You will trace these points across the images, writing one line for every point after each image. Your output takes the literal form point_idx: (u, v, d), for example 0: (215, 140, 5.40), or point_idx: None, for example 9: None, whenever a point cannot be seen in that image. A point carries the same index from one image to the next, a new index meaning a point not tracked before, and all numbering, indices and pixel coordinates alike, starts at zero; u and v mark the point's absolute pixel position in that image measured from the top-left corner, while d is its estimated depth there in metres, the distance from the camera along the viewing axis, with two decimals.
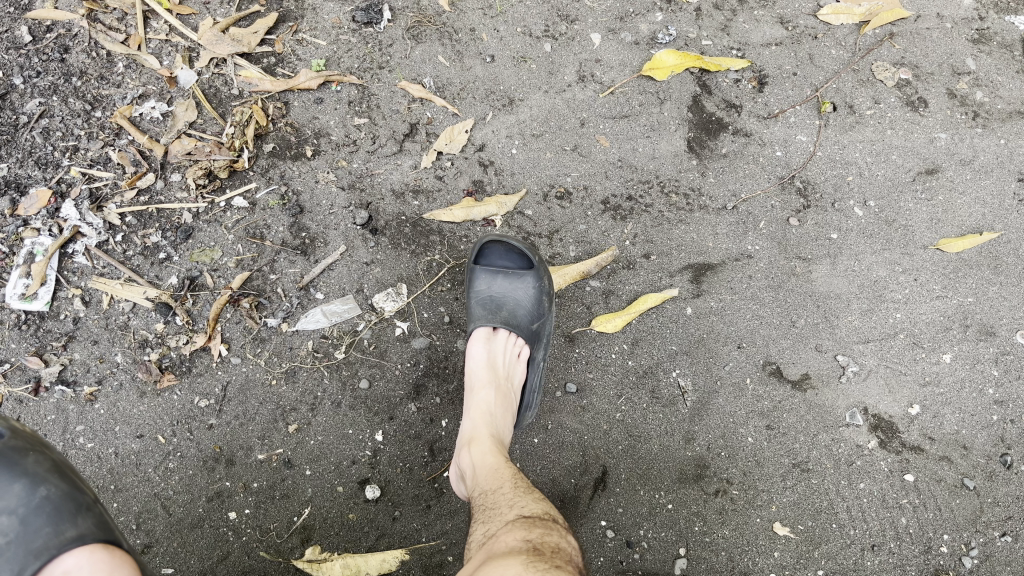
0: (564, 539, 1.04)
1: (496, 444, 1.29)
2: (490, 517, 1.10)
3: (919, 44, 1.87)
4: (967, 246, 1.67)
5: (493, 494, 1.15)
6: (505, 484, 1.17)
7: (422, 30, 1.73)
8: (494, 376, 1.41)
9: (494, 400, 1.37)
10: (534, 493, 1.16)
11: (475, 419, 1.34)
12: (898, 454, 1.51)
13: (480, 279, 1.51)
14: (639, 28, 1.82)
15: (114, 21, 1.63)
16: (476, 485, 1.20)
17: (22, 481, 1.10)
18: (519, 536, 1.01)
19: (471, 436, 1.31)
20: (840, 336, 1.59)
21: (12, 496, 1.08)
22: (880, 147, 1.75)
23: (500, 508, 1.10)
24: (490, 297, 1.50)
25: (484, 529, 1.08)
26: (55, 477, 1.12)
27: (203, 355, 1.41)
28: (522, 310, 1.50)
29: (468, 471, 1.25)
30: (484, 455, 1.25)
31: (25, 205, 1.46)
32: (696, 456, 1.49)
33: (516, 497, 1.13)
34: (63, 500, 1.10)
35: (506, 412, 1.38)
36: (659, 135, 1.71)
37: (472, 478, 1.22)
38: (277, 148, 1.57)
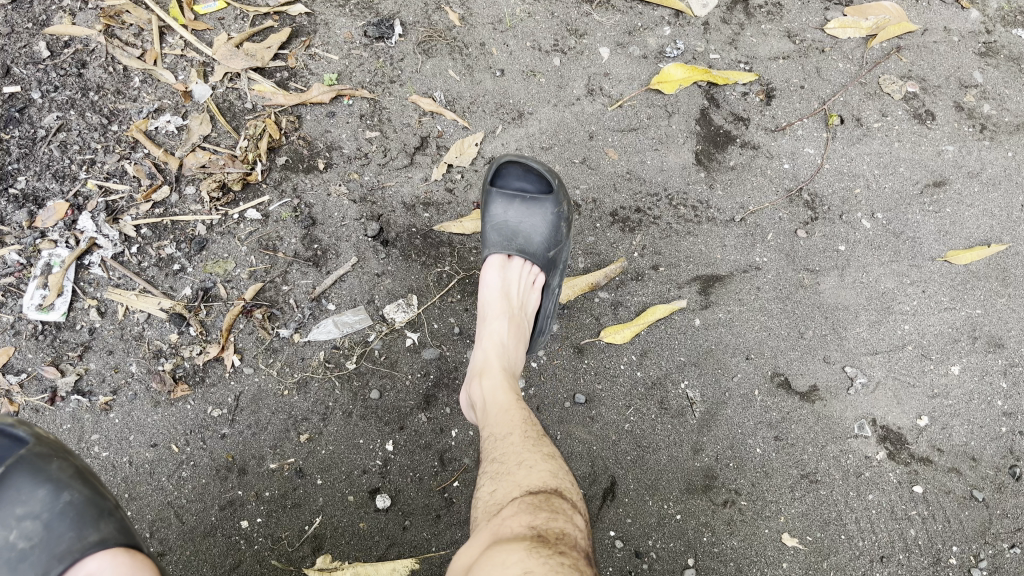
0: (570, 522, 1.03)
1: (507, 377, 1.32)
2: (498, 476, 1.12)
3: (926, 57, 1.88)
4: (975, 258, 1.68)
5: (502, 458, 1.15)
6: (515, 432, 1.20)
7: (433, 45, 1.76)
8: (507, 306, 1.43)
9: (506, 331, 1.40)
10: (543, 448, 1.17)
11: (488, 350, 1.37)
12: (907, 466, 1.51)
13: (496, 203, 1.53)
14: (648, 42, 1.84)
15: (131, 37, 1.66)
16: (487, 424, 1.24)
17: (46, 486, 1.12)
18: (524, 521, 1.00)
19: (482, 366, 1.34)
20: (848, 348, 1.59)
21: (35, 502, 1.10)
22: (888, 159, 1.76)
23: (509, 466, 1.13)
24: (505, 222, 1.52)
25: (492, 499, 1.09)
26: (77, 482, 1.14)
27: (216, 366, 1.43)
28: (538, 237, 1.51)
29: (479, 404, 1.29)
30: (495, 389, 1.28)
31: (43, 217, 1.48)
32: (705, 467, 1.49)
33: (524, 453, 1.15)
34: (85, 505, 1.12)
35: (518, 342, 1.41)
36: (667, 148, 1.72)
37: (483, 412, 1.26)
38: (290, 161, 1.60)
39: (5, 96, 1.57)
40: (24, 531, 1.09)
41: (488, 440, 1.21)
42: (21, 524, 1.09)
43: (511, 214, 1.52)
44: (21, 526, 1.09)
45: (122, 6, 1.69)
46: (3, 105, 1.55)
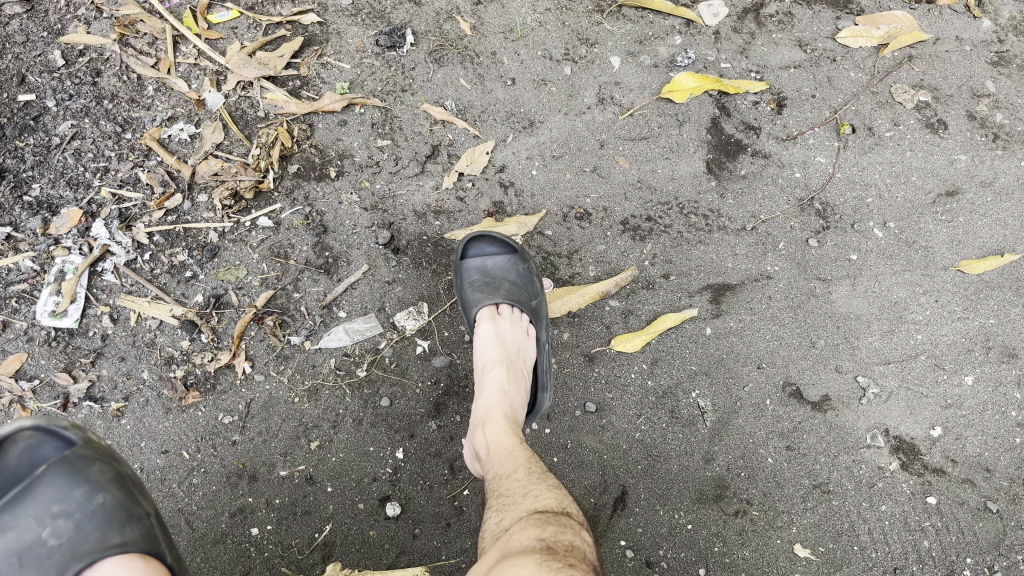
0: (578, 536, 1.04)
1: (510, 424, 1.30)
2: (504, 507, 1.11)
3: (938, 66, 1.88)
4: (988, 268, 1.67)
5: (508, 479, 1.16)
6: (520, 468, 1.18)
7: (444, 54, 1.76)
8: (505, 356, 1.41)
9: (505, 381, 1.37)
10: (548, 479, 1.16)
11: (489, 399, 1.35)
12: (920, 477, 1.50)
13: (469, 268, 1.53)
14: (658, 51, 1.84)
15: (145, 46, 1.68)
16: (491, 468, 1.21)
17: (82, 487, 1.14)
18: (532, 534, 1.01)
19: (485, 415, 1.32)
20: (860, 357, 1.58)
21: (70, 501, 1.13)
22: (899, 169, 1.76)
23: (514, 496, 1.11)
24: (484, 280, 1.51)
25: (499, 520, 1.10)
26: (114, 487, 1.16)
27: (227, 373, 1.43)
28: (520, 289, 1.51)
29: (482, 452, 1.26)
30: (499, 436, 1.25)
31: (56, 224, 1.49)
32: (716, 477, 1.48)
33: (529, 483, 1.13)
34: (117, 510, 1.14)
35: (518, 391, 1.38)
36: (678, 157, 1.72)
37: (488, 459, 1.23)
38: (302, 168, 1.60)
39: (20, 104, 1.58)
40: (56, 529, 1.11)
41: (492, 481, 1.19)
42: (54, 522, 1.11)
43: (488, 271, 1.52)
44: (54, 523, 1.11)
45: (136, 15, 1.71)
46: (18, 113, 1.57)
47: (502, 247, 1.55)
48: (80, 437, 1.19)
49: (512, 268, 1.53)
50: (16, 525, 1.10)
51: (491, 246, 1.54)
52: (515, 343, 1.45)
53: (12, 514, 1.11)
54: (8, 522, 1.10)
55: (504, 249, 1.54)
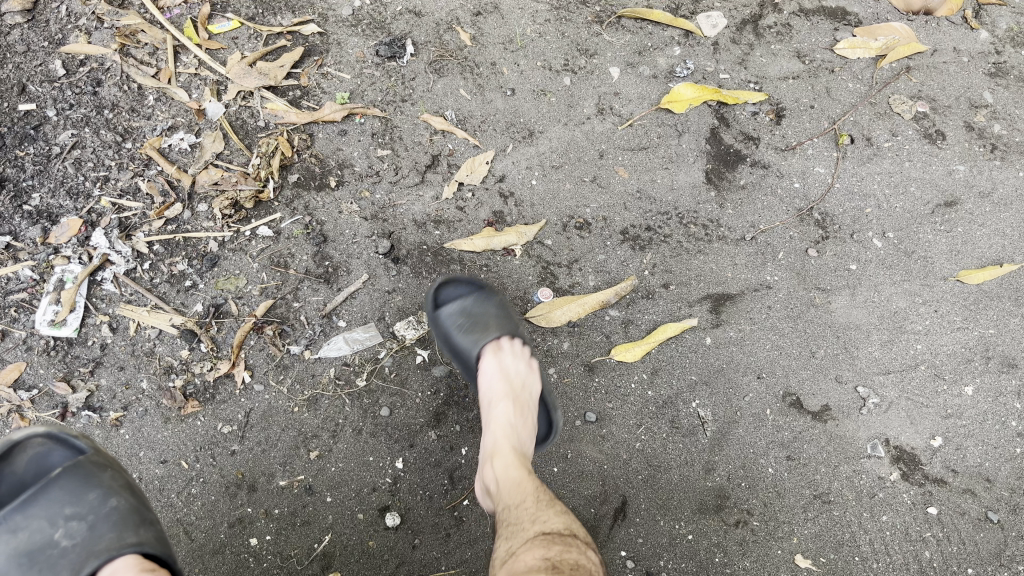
0: (585, 555, 1.06)
1: (519, 457, 1.27)
2: (511, 535, 1.12)
3: (935, 77, 1.88)
4: (987, 277, 1.68)
5: (516, 503, 1.17)
6: (527, 498, 1.18)
7: (444, 64, 1.77)
8: (509, 389, 1.37)
9: (512, 414, 1.33)
10: (555, 505, 1.17)
11: (496, 434, 1.31)
12: (921, 487, 1.50)
13: (448, 314, 1.47)
14: (658, 62, 1.85)
15: (145, 56, 1.68)
16: (499, 501, 1.20)
17: (96, 490, 1.15)
18: (538, 555, 1.04)
19: (492, 450, 1.29)
20: (860, 367, 1.58)
21: (83, 504, 1.13)
22: (898, 179, 1.76)
23: (522, 523, 1.13)
24: (468, 321, 1.46)
25: (506, 541, 1.12)
26: (125, 491, 1.17)
27: (226, 382, 1.43)
28: (504, 322, 1.48)
29: (493, 487, 1.24)
30: (508, 469, 1.23)
31: (56, 234, 1.49)
32: (717, 487, 1.48)
33: (537, 510, 1.15)
34: (129, 514, 1.14)
35: (526, 424, 1.35)
36: (677, 167, 1.73)
37: (498, 492, 1.22)
38: (302, 178, 1.60)
39: (20, 114, 1.58)
40: (69, 530, 1.11)
41: (501, 521, 1.18)
42: (66, 524, 1.11)
43: (470, 311, 1.47)
44: (66, 525, 1.12)
45: (137, 25, 1.71)
46: (18, 122, 1.57)
47: (469, 287, 1.51)
48: (89, 444, 1.20)
49: (488, 304, 1.50)
50: (27, 526, 1.10)
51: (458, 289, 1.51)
52: (519, 374, 1.40)
53: (24, 514, 1.10)
54: (20, 522, 1.10)
55: (473, 289, 1.51)
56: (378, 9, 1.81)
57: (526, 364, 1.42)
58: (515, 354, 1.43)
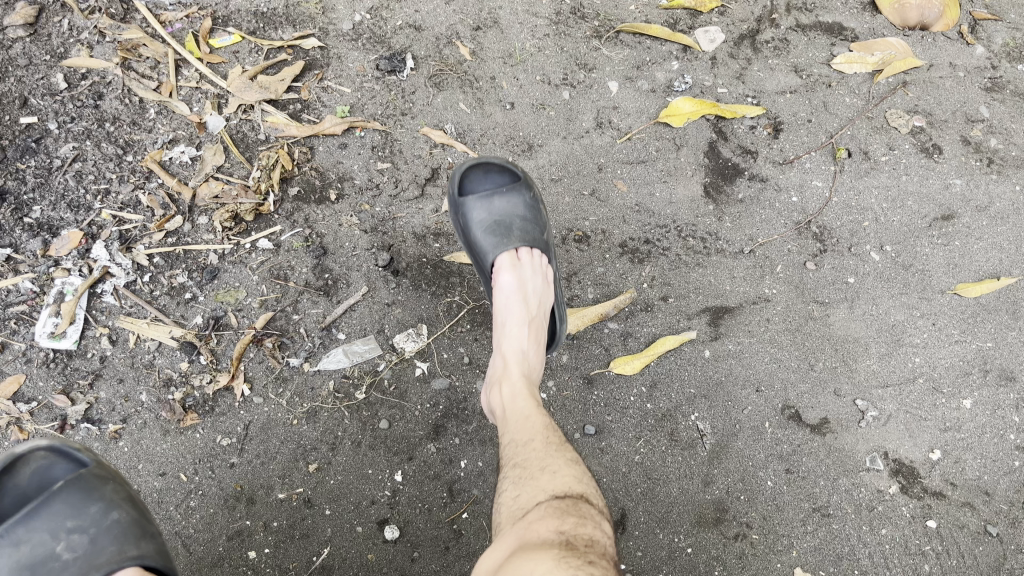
0: (598, 527, 1.04)
1: (528, 385, 1.32)
2: (521, 481, 1.12)
3: (932, 92, 1.90)
4: (985, 291, 1.68)
5: (526, 449, 1.18)
6: (537, 439, 1.19)
7: (444, 78, 1.78)
8: (526, 310, 1.42)
9: (524, 335, 1.40)
10: (566, 453, 1.17)
11: (507, 358, 1.37)
12: (920, 500, 1.50)
13: (475, 208, 1.52)
14: (656, 76, 1.86)
15: (147, 69, 1.69)
16: (509, 431, 1.24)
17: (98, 503, 1.15)
18: (552, 526, 1.00)
19: (503, 373, 1.34)
20: (859, 381, 1.59)
21: (86, 517, 1.14)
22: (895, 193, 1.77)
23: (532, 471, 1.13)
24: (494, 222, 1.51)
25: (517, 494, 1.11)
26: (127, 504, 1.18)
27: (226, 395, 1.43)
28: (530, 226, 1.52)
29: (500, 411, 1.29)
30: (517, 398, 1.28)
31: (56, 246, 1.49)
32: (716, 500, 1.48)
33: (548, 459, 1.14)
34: (131, 527, 1.16)
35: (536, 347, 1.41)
36: (676, 180, 1.74)
37: (504, 420, 1.27)
38: (302, 191, 1.61)
39: (22, 127, 1.58)
40: (71, 544, 1.12)
41: (510, 455, 1.20)
42: (68, 537, 1.12)
43: (497, 211, 1.52)
44: (68, 538, 1.12)
45: (139, 39, 1.72)
46: (19, 135, 1.57)
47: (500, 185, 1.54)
48: (91, 457, 1.20)
49: (519, 204, 1.53)
50: (29, 540, 1.10)
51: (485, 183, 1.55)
52: (535, 292, 1.45)
53: (26, 527, 1.10)
54: (22, 535, 1.09)
55: (505, 185, 1.54)
56: (378, 23, 1.82)
57: (542, 280, 1.48)
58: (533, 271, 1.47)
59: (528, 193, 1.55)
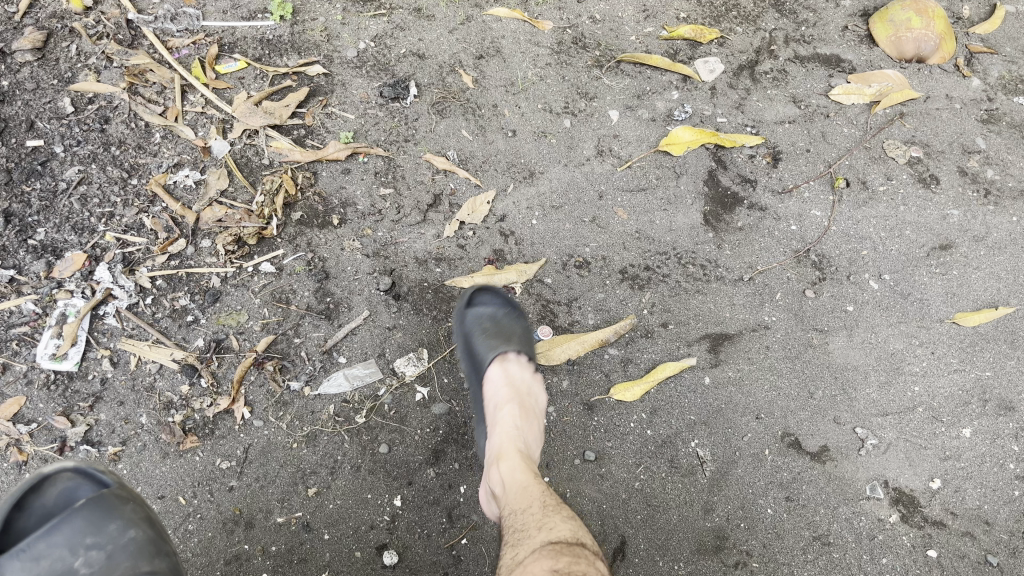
0: (593, 565, 1.05)
1: (525, 460, 1.28)
2: (519, 543, 1.11)
3: (929, 123, 1.92)
4: (983, 320, 1.69)
5: (523, 513, 1.17)
6: (534, 503, 1.18)
7: (447, 105, 1.80)
8: (514, 393, 1.40)
9: (518, 417, 1.35)
10: (562, 511, 1.16)
11: (501, 438, 1.32)
12: (920, 529, 1.49)
13: (477, 317, 1.52)
14: (656, 105, 1.88)
15: (153, 94, 1.71)
16: (508, 503, 1.21)
17: (116, 521, 1.14)
18: (547, 566, 1.02)
19: (500, 452, 1.30)
20: (858, 409, 1.59)
21: (104, 534, 1.12)
22: (893, 223, 1.79)
23: (529, 530, 1.12)
24: (494, 328, 1.50)
25: (514, 553, 1.10)
26: (144, 522, 1.16)
27: (226, 418, 1.43)
28: (526, 343, 1.50)
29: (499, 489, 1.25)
30: (514, 472, 1.25)
31: (60, 268, 1.50)
32: (716, 527, 1.47)
33: (544, 518, 1.13)
34: (146, 545, 1.15)
35: (531, 427, 1.37)
36: (676, 208, 1.75)
37: (504, 496, 1.23)
38: (305, 216, 1.62)
39: (28, 150, 1.60)
40: (88, 560, 1.10)
41: (507, 518, 1.19)
42: (86, 553, 1.10)
43: (498, 321, 1.51)
44: (86, 554, 1.10)
45: (145, 65, 1.74)
46: (25, 158, 1.58)
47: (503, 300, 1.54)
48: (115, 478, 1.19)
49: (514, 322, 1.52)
50: (49, 554, 1.08)
51: (494, 297, 1.54)
52: (523, 381, 1.43)
53: (46, 542, 1.08)
54: (42, 550, 1.07)
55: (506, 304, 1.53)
56: (382, 51, 1.85)
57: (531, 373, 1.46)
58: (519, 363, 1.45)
59: (522, 319, 1.54)
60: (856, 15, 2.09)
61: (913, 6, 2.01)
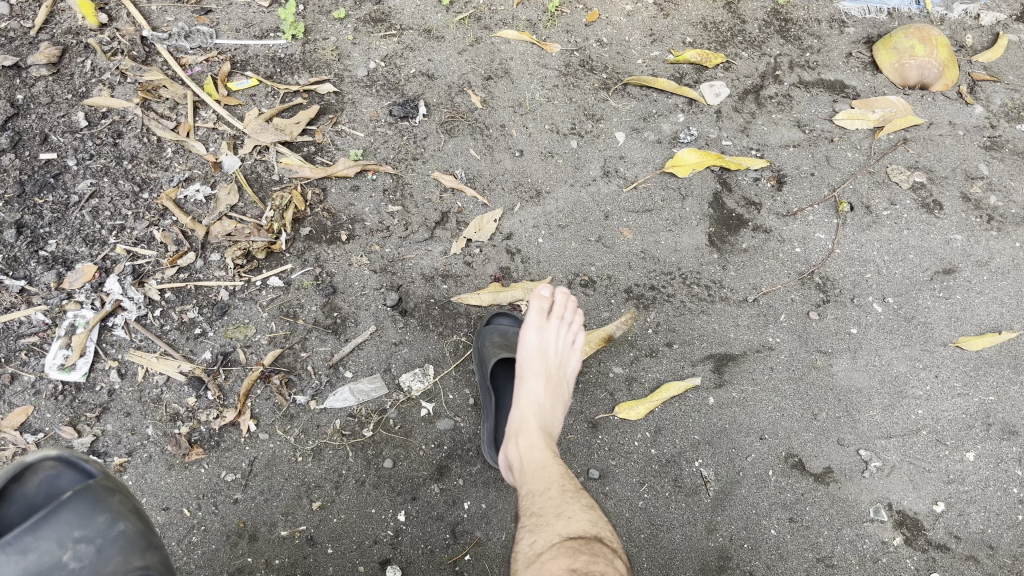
0: (610, 564, 1.08)
1: (544, 434, 1.38)
2: (537, 527, 1.17)
3: (932, 149, 1.94)
4: (986, 344, 1.70)
5: (541, 495, 1.23)
6: (552, 485, 1.25)
7: (455, 125, 1.82)
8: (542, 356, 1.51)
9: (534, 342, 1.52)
10: (581, 498, 1.23)
11: (523, 408, 1.42)
12: (924, 552, 1.49)
13: (490, 331, 1.57)
14: (662, 128, 1.90)
15: (166, 110, 1.73)
16: (525, 480, 1.29)
17: (104, 514, 1.08)
18: (564, 564, 1.05)
19: (520, 424, 1.39)
20: (862, 431, 1.59)
21: (93, 527, 1.06)
22: (897, 247, 1.80)
23: (548, 517, 1.18)
24: (502, 341, 1.56)
25: (533, 538, 1.16)
26: (133, 515, 1.11)
27: (232, 430, 1.43)
28: None
29: (517, 456, 1.35)
30: (533, 420, 1.39)
31: (70, 279, 1.50)
32: (720, 547, 1.47)
33: (563, 505, 1.20)
34: (138, 539, 1.10)
35: (556, 403, 1.45)
36: (681, 230, 1.76)
37: (522, 466, 1.32)
38: (314, 232, 1.64)
39: (41, 162, 1.61)
40: (77, 553, 1.05)
41: (526, 495, 1.26)
42: (74, 547, 1.04)
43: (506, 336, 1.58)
44: (74, 547, 1.05)
45: (159, 81, 1.77)
46: (38, 170, 1.60)
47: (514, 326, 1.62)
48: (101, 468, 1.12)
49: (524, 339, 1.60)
50: (37, 547, 1.02)
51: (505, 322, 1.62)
52: (557, 352, 1.50)
53: (34, 535, 1.02)
54: (30, 544, 1.02)
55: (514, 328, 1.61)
56: (392, 71, 1.88)
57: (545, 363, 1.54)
58: (562, 329, 1.52)
59: None
60: (859, 42, 2.12)
61: (916, 34, 2.03)
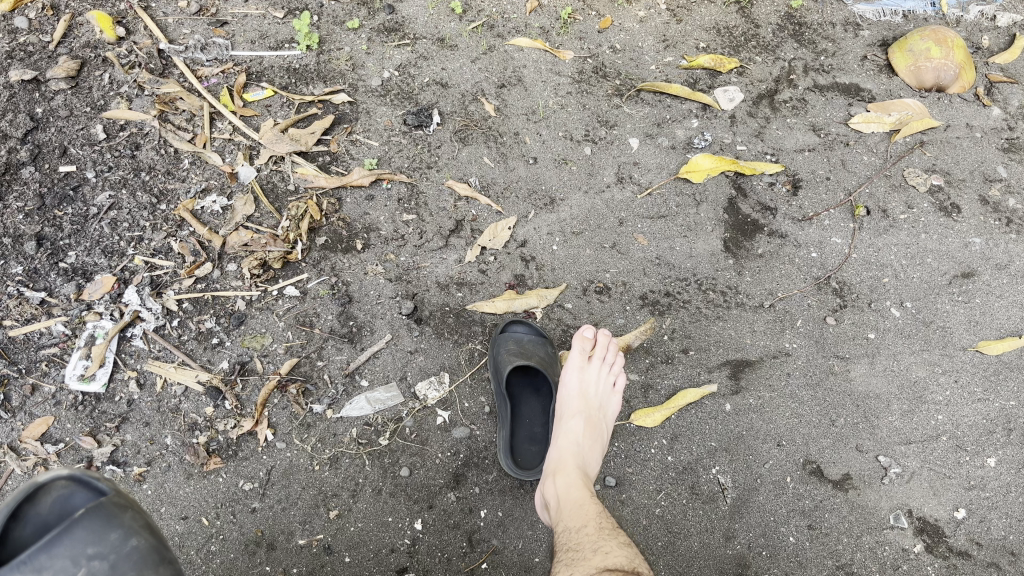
0: None
1: (581, 475, 1.39)
2: (574, 561, 1.18)
3: (949, 152, 1.92)
4: (1006, 349, 1.68)
5: (577, 532, 1.25)
6: (589, 523, 1.27)
7: (469, 133, 1.83)
8: (585, 401, 1.50)
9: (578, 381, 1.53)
10: (618, 535, 1.24)
11: (561, 448, 1.45)
12: (945, 559, 1.47)
13: (505, 340, 1.57)
14: (676, 133, 1.90)
15: (182, 122, 1.75)
16: (562, 518, 1.30)
17: (118, 530, 1.08)
18: None
19: (558, 466, 1.41)
20: (881, 437, 1.58)
21: (106, 544, 1.06)
22: (914, 250, 1.79)
23: (585, 552, 1.19)
24: (518, 348, 1.54)
25: (570, 571, 1.17)
26: (145, 530, 1.11)
27: (249, 439, 1.44)
28: (548, 364, 1.56)
29: (553, 500, 1.36)
30: (571, 467, 1.40)
31: (89, 290, 1.52)
32: (738, 555, 1.46)
33: (600, 541, 1.21)
34: (151, 553, 1.10)
35: (595, 444, 1.46)
36: (696, 235, 1.76)
37: (558, 508, 1.33)
38: (329, 241, 1.65)
39: (61, 175, 1.63)
40: (91, 570, 1.05)
41: (563, 531, 1.28)
42: (89, 563, 1.05)
43: (523, 344, 1.56)
44: (89, 564, 1.05)
45: (176, 93, 1.78)
46: (58, 183, 1.62)
47: (534, 334, 1.60)
48: (112, 484, 1.12)
49: (542, 348, 1.58)
50: (52, 566, 1.02)
51: (523, 329, 1.60)
52: (598, 394, 1.51)
53: (48, 554, 1.01)
54: (44, 562, 1.01)
55: (533, 336, 1.59)
56: (405, 80, 1.89)
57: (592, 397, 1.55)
58: (604, 370, 1.52)
59: (552, 348, 1.61)
60: (874, 45, 2.11)
61: (932, 36, 2.01)
